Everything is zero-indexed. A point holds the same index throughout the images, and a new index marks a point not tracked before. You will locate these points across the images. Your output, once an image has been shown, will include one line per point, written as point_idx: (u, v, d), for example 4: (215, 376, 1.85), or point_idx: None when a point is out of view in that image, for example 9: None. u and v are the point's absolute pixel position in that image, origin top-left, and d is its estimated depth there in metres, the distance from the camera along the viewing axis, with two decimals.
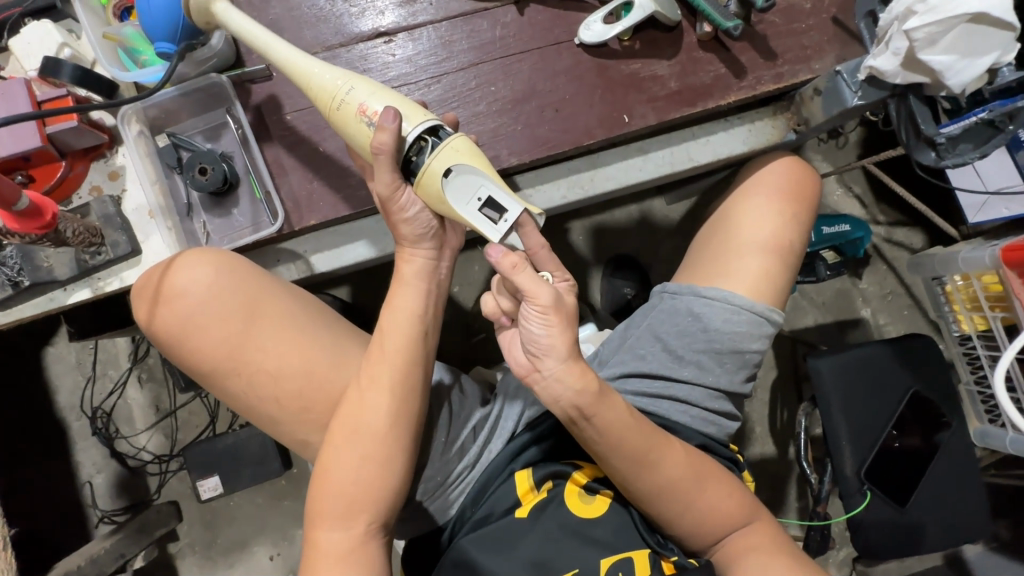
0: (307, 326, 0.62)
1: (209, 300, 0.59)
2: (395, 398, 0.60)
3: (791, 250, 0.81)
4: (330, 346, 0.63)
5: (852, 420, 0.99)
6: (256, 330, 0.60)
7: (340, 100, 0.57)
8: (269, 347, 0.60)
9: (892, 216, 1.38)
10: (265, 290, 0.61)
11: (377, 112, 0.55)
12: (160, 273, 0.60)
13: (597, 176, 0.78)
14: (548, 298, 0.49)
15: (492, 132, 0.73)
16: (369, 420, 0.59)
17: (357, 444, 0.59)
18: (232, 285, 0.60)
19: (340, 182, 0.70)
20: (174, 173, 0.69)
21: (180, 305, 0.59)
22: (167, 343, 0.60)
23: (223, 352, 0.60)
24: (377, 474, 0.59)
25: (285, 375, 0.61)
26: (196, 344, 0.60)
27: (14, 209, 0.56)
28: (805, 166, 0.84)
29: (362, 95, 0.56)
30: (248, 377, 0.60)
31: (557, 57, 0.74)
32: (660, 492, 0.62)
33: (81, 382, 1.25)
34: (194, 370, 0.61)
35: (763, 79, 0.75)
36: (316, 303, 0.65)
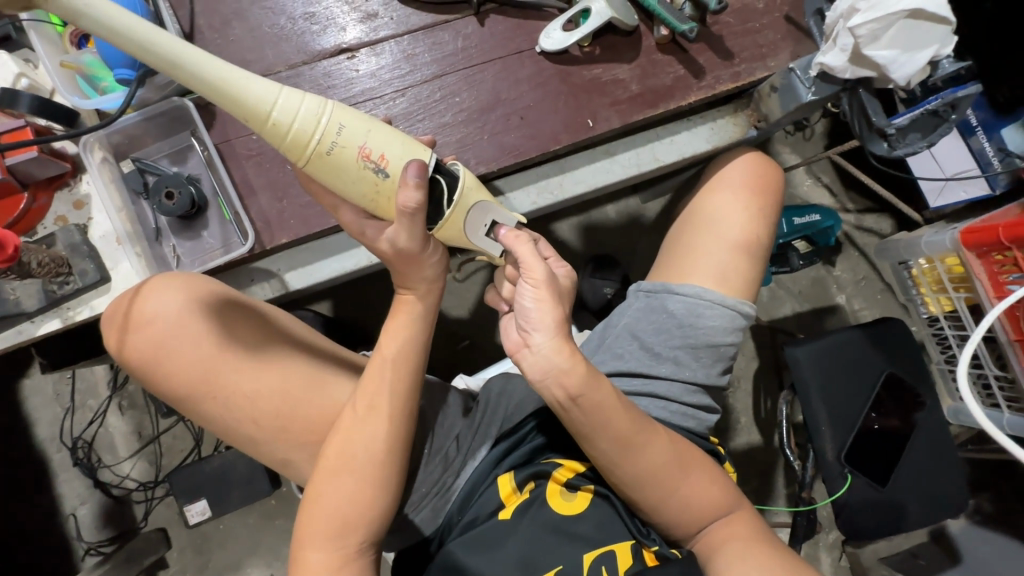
0: (284, 347, 0.63)
1: (182, 324, 0.59)
2: (380, 417, 0.60)
3: (760, 244, 0.83)
4: (309, 367, 0.63)
5: (831, 406, 1.01)
6: (230, 353, 0.60)
7: (331, 144, 0.51)
8: (245, 370, 0.60)
9: (860, 204, 1.41)
10: (240, 314, 0.62)
11: (384, 157, 0.53)
12: (129, 300, 0.60)
13: (566, 180, 0.79)
14: (541, 271, 0.54)
15: (459, 142, 0.74)
16: (353, 440, 0.59)
17: (342, 463, 0.59)
18: (206, 310, 0.60)
19: (310, 200, 0.70)
20: (141, 198, 0.69)
21: (152, 331, 0.59)
22: (139, 370, 0.60)
23: (198, 377, 0.60)
24: (366, 495, 0.59)
25: (263, 396, 0.61)
26: (169, 368, 0.59)
27: None
28: (771, 162, 0.86)
29: (357, 134, 0.52)
30: (225, 399, 0.60)
31: (520, 65, 0.75)
32: (643, 480, 0.63)
33: (60, 413, 1.23)
34: (168, 394, 0.61)
35: (721, 78, 0.77)
36: (294, 324, 0.66)
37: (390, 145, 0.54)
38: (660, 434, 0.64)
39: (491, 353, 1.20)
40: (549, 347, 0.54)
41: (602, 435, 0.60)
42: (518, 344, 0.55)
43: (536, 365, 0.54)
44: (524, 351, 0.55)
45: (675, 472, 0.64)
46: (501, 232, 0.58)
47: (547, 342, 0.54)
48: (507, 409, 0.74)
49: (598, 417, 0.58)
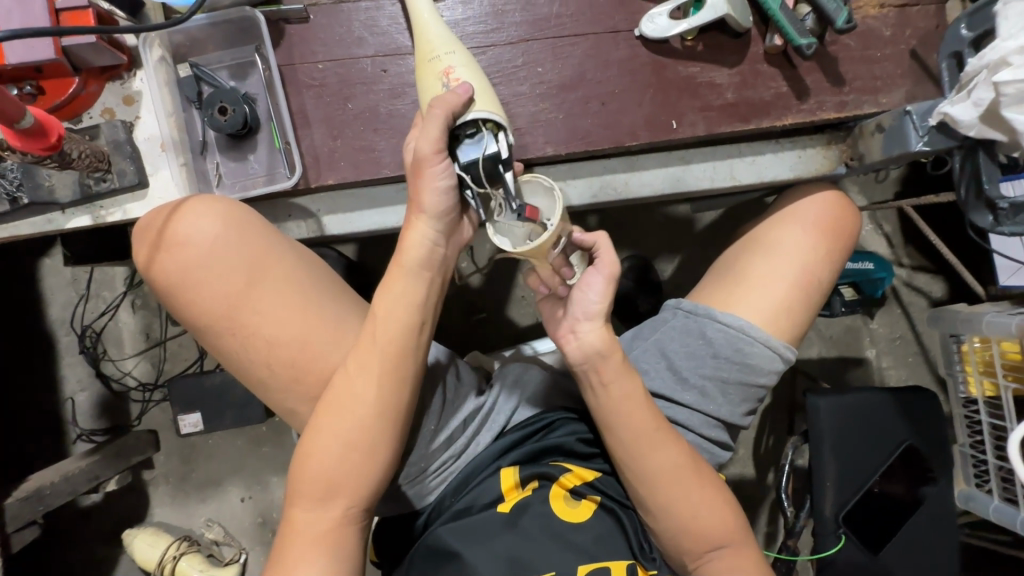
0: (312, 295, 0.60)
1: (210, 253, 0.57)
2: (383, 389, 0.57)
3: (816, 288, 0.78)
4: (333, 318, 0.61)
5: (841, 464, 0.98)
6: (256, 292, 0.58)
7: (435, 55, 0.58)
8: (266, 311, 0.58)
9: (917, 260, 1.35)
10: (269, 253, 0.59)
11: (456, 80, 0.57)
12: (165, 217, 0.58)
13: (633, 180, 0.74)
14: (621, 266, 0.61)
15: (532, 116, 0.69)
16: (356, 407, 0.57)
17: (341, 425, 0.57)
18: (235, 243, 0.58)
19: (363, 147, 0.67)
20: (192, 107, 0.65)
21: (181, 253, 0.57)
22: (164, 290, 0.58)
23: (219, 308, 0.58)
24: (359, 463, 0.57)
25: (280, 341, 0.59)
26: (193, 295, 0.58)
27: (18, 126, 0.51)
28: (851, 204, 0.80)
29: (453, 59, 0.58)
30: (243, 337, 0.59)
31: (613, 46, 0.69)
32: (641, 487, 0.65)
33: (74, 299, 1.23)
34: (189, 321, 0.59)
35: (825, 105, 0.71)
36: (324, 271, 0.63)
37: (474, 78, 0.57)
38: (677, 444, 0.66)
39: (506, 332, 1.17)
40: (590, 337, 0.62)
41: (624, 428, 0.64)
42: (563, 332, 0.64)
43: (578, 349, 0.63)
44: (570, 338, 0.63)
45: (676, 487, 0.64)
46: (578, 238, 0.61)
47: (590, 334, 0.62)
48: (521, 400, 0.73)
49: (622, 408, 0.64)
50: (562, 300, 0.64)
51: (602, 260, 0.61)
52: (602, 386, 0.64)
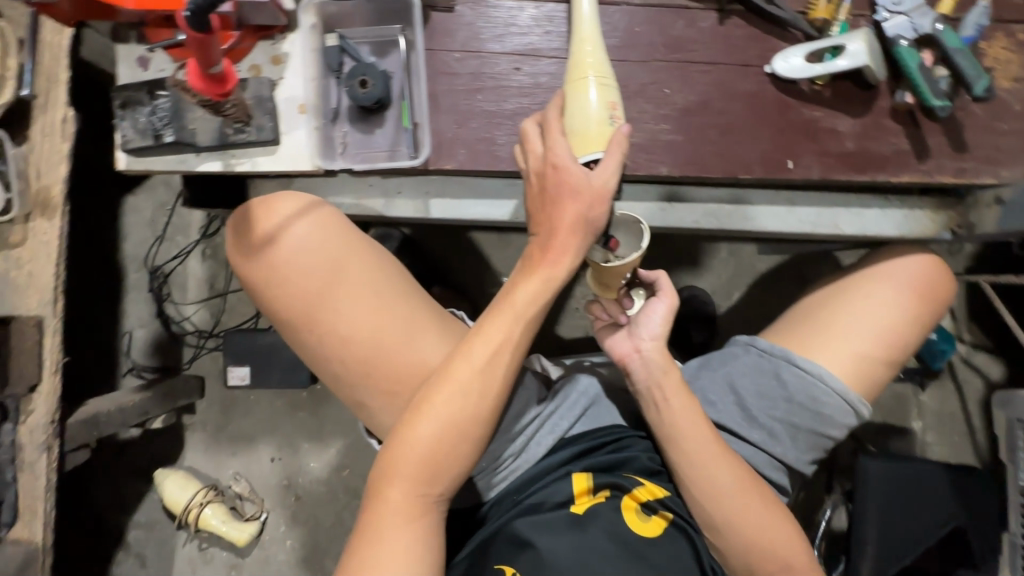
0: (388, 294, 0.66)
1: (302, 252, 0.65)
2: (479, 380, 0.60)
3: (902, 349, 0.77)
4: (408, 321, 0.66)
5: (884, 533, 0.96)
6: (338, 291, 0.65)
7: (598, 79, 0.62)
8: (346, 311, 0.65)
9: (978, 338, 1.32)
10: (354, 258, 0.66)
11: (620, 118, 0.62)
12: (265, 219, 0.66)
13: (737, 213, 0.74)
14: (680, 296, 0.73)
15: (651, 134, 0.70)
16: (454, 395, 0.60)
17: (429, 418, 0.60)
18: (326, 248, 0.65)
19: (484, 138, 0.69)
20: (332, 76, 0.67)
21: (279, 254, 0.65)
22: (258, 288, 0.66)
23: (306, 306, 0.65)
24: (452, 447, 0.60)
25: (357, 336, 0.65)
26: (282, 293, 0.65)
27: (210, 69, 0.57)
28: (946, 271, 0.79)
29: (615, 96, 0.63)
30: (324, 334, 0.65)
31: (741, 79, 0.70)
32: (707, 500, 0.68)
33: (149, 238, 1.28)
34: (276, 319, 0.66)
35: (943, 168, 0.70)
36: (403, 277, 0.69)
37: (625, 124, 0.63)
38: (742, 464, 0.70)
39: (558, 340, 1.18)
40: (654, 355, 0.72)
41: (688, 441, 0.69)
42: (630, 352, 0.74)
43: (644, 368, 0.72)
44: (635, 356, 0.73)
45: (738, 502, 0.67)
46: (643, 273, 0.74)
47: (653, 352, 0.72)
48: (584, 412, 0.74)
49: (688, 425, 0.70)
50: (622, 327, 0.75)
51: (663, 291, 0.73)
52: (664, 401, 0.71)
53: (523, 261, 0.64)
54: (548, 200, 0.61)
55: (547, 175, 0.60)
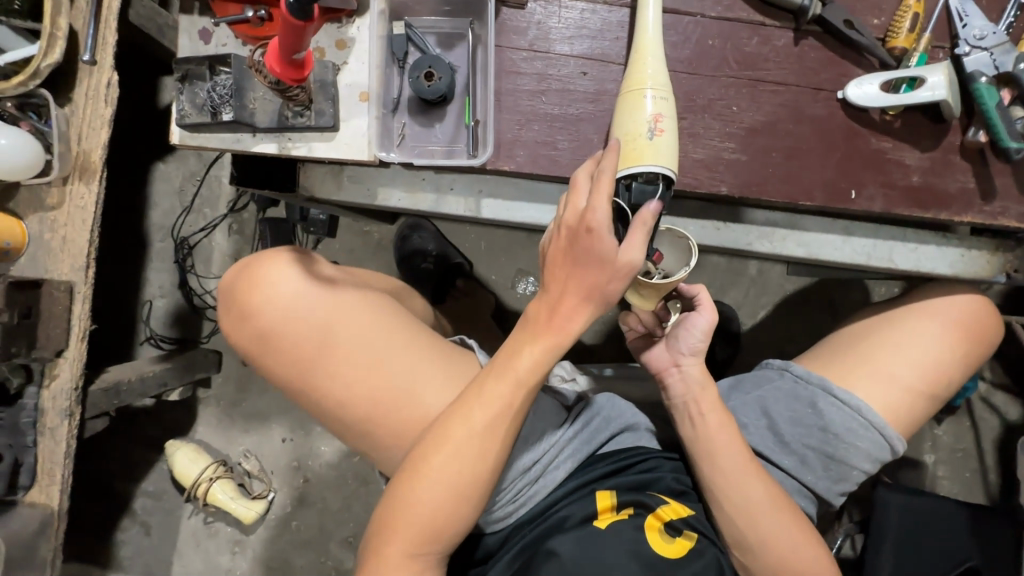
0: (384, 347, 0.65)
1: (299, 307, 0.64)
2: (477, 446, 0.58)
3: (945, 387, 0.76)
4: (399, 378, 0.64)
5: (898, 568, 0.96)
6: (333, 347, 0.64)
7: (644, 91, 0.60)
8: (337, 372, 0.64)
9: (999, 377, 1.32)
10: (345, 317, 0.64)
11: (661, 130, 0.59)
12: (263, 271, 0.65)
13: (790, 238, 0.73)
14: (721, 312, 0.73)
15: (714, 151, 0.68)
16: (450, 462, 0.58)
17: (420, 484, 0.58)
18: (317, 307, 0.64)
19: (545, 142, 0.67)
20: (396, 65, 0.66)
21: (271, 314, 0.64)
22: (258, 343, 0.65)
23: (300, 368, 0.64)
24: (449, 513, 0.58)
25: (354, 394, 0.64)
26: (281, 349, 0.64)
27: (292, 55, 0.54)
28: (994, 311, 0.77)
29: (664, 107, 0.60)
30: (322, 392, 0.65)
31: (812, 102, 0.69)
32: (741, 518, 0.67)
33: (177, 208, 1.27)
34: (276, 375, 0.66)
35: (1008, 211, 0.69)
36: (396, 329, 0.66)
37: (670, 136, 0.59)
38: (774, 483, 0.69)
39: (582, 345, 1.17)
40: (692, 371, 0.73)
41: (723, 458, 0.68)
42: (667, 365, 0.75)
43: (682, 383, 0.73)
44: (672, 371, 0.74)
45: (772, 519, 0.66)
46: (684, 287, 0.75)
47: (692, 367, 0.73)
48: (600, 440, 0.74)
49: (722, 444, 0.69)
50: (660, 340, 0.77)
51: (703, 305, 0.73)
52: (699, 415, 0.71)
53: (525, 321, 0.58)
54: (569, 267, 0.54)
55: (573, 242, 0.53)
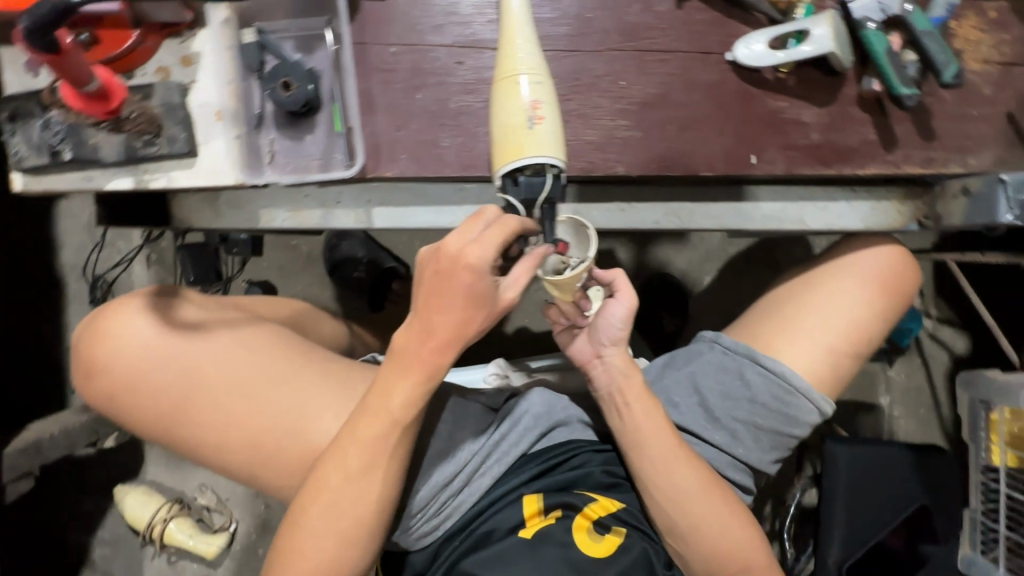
0: (256, 393, 0.61)
1: (155, 364, 0.60)
2: (361, 486, 0.58)
3: (866, 344, 0.76)
4: (273, 419, 0.61)
5: (849, 517, 0.97)
6: (200, 400, 0.60)
7: (514, 75, 0.55)
8: (203, 422, 0.61)
9: (945, 313, 1.33)
10: (205, 362, 0.61)
11: (541, 117, 0.54)
12: (113, 328, 0.61)
13: (697, 212, 0.70)
14: (639, 296, 0.70)
15: (607, 131, 0.65)
16: (335, 504, 0.58)
17: (302, 532, 0.58)
18: (171, 357, 0.60)
19: (428, 142, 0.63)
20: (252, 76, 0.61)
21: (121, 371, 0.60)
22: (117, 403, 0.61)
23: (162, 422, 0.61)
24: (343, 553, 0.59)
25: (231, 446, 0.61)
26: (144, 409, 0.61)
27: (84, 88, 0.51)
28: (910, 260, 0.77)
29: (541, 91, 0.55)
30: (196, 445, 0.62)
31: (702, 68, 0.65)
32: (673, 506, 0.68)
33: (88, 245, 1.20)
34: (145, 431, 0.63)
35: (910, 159, 0.67)
36: (264, 364, 0.62)
37: (550, 123, 0.55)
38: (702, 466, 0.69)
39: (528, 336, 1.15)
40: (615, 360, 0.71)
41: (647, 449, 0.68)
42: (590, 357, 0.73)
43: (605, 374, 0.71)
44: (596, 363, 0.72)
45: (698, 503, 0.67)
46: (598, 274, 0.70)
47: (614, 357, 0.71)
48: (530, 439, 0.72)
49: (648, 437, 0.68)
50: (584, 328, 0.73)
51: (621, 291, 0.70)
52: (625, 406, 0.69)
53: (396, 357, 0.56)
54: (443, 300, 0.53)
55: (464, 283, 0.52)
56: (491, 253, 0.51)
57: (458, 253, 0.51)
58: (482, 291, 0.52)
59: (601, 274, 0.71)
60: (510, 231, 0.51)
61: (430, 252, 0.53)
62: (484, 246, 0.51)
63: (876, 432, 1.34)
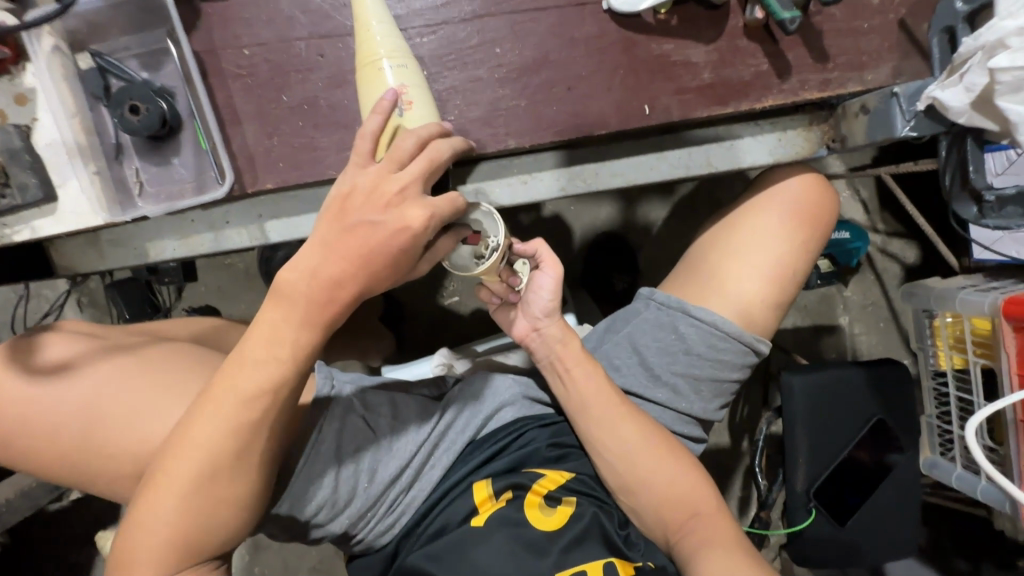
0: (153, 399, 0.61)
1: (51, 382, 0.60)
2: (228, 448, 0.53)
3: (793, 278, 0.76)
4: (164, 423, 0.59)
5: (813, 441, 0.99)
6: (96, 411, 0.60)
7: (377, 64, 0.54)
8: (93, 437, 0.60)
9: (892, 226, 1.34)
10: (88, 384, 0.60)
11: (410, 104, 0.55)
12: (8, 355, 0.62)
13: (602, 171, 0.68)
14: (564, 263, 0.67)
15: (491, 104, 0.62)
16: (194, 467, 0.52)
17: (150, 507, 0.53)
18: (55, 387, 0.60)
19: (303, 145, 0.59)
20: (100, 104, 0.57)
21: (4, 409, 0.60)
22: (3, 427, 0.60)
23: (47, 439, 0.60)
24: (203, 522, 0.54)
25: (121, 445, 0.60)
26: (34, 428, 0.60)
27: None
28: (828, 190, 0.76)
29: (405, 76, 0.55)
30: (89, 459, 0.60)
31: (579, 22, 0.62)
32: (621, 466, 0.67)
33: (13, 298, 1.15)
34: (31, 452, 0.61)
35: (808, 84, 0.65)
36: (161, 377, 0.62)
37: (424, 107, 0.56)
38: (644, 421, 0.69)
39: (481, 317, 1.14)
40: (551, 330, 0.69)
41: (590, 416, 0.68)
42: (528, 331, 0.70)
43: (543, 345, 0.70)
44: (533, 336, 0.70)
45: (642, 456, 0.67)
46: (519, 248, 0.66)
47: (550, 328, 0.69)
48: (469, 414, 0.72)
49: (591, 398, 0.68)
50: (515, 304, 0.70)
51: (545, 262, 0.67)
52: (566, 372, 0.68)
53: (281, 300, 0.52)
54: (363, 253, 0.51)
55: (392, 249, 0.51)
56: (434, 227, 0.52)
57: (401, 211, 0.51)
58: (403, 264, 0.53)
59: (521, 247, 0.66)
60: (457, 210, 0.53)
61: (362, 194, 0.51)
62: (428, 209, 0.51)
63: (839, 352, 1.35)
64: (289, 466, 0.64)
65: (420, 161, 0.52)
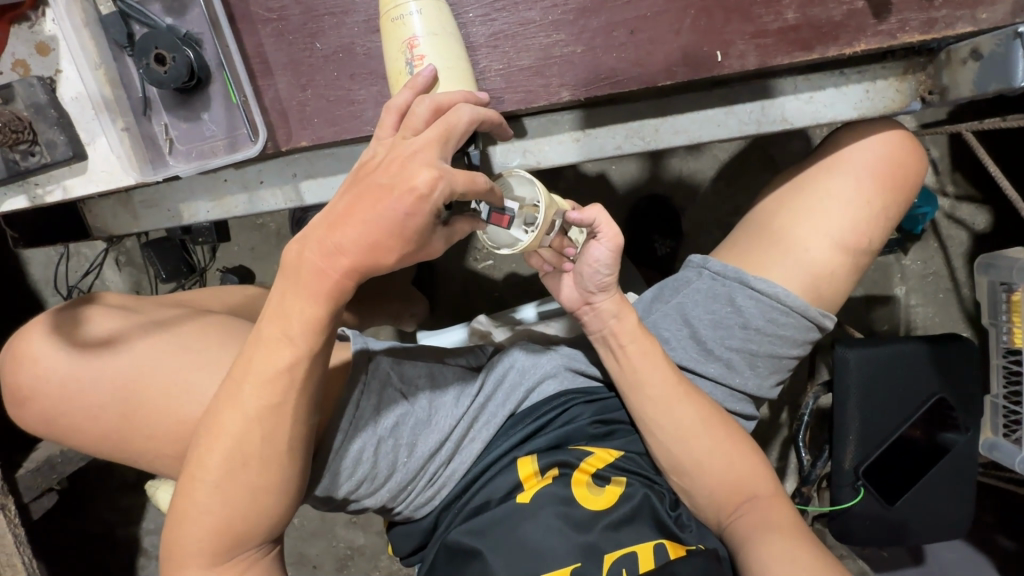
0: (183, 374, 0.60)
1: (84, 355, 0.60)
2: (264, 423, 0.52)
3: (867, 248, 0.69)
4: (198, 397, 0.59)
5: (865, 418, 0.94)
6: (128, 385, 0.59)
7: (398, 12, 0.50)
8: (126, 412, 0.59)
9: (962, 188, 1.23)
10: (119, 362, 0.60)
11: (420, 58, 0.50)
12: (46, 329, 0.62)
13: (663, 126, 0.61)
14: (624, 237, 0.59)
15: (543, 52, 0.56)
16: (238, 443, 0.52)
17: (198, 483, 0.53)
18: (89, 365, 0.60)
19: (337, 97, 0.55)
20: (125, 53, 0.53)
21: (43, 382, 0.60)
22: (43, 401, 0.61)
23: (82, 413, 0.60)
24: (249, 497, 0.54)
25: (157, 420, 0.59)
26: (69, 404, 0.60)
27: None
28: (915, 148, 0.68)
29: (419, 25, 0.49)
30: (126, 433, 0.60)
31: None
32: (674, 445, 0.64)
33: (53, 257, 1.16)
34: (67, 425, 0.61)
35: (910, 24, 0.56)
36: (191, 351, 0.61)
37: (439, 58, 0.50)
38: (697, 399, 0.66)
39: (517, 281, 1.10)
40: (606, 305, 0.64)
41: (644, 393, 0.65)
42: (579, 304, 0.65)
43: (596, 320, 0.65)
44: (586, 310, 0.65)
45: (697, 435, 0.64)
46: (574, 218, 0.57)
47: (605, 302, 0.64)
48: (507, 391, 0.69)
49: (645, 373, 0.64)
50: (566, 273, 0.64)
51: (604, 235, 0.58)
52: (621, 350, 0.65)
53: (300, 275, 0.47)
54: (357, 219, 0.43)
55: (397, 217, 0.42)
56: (443, 195, 0.43)
57: (405, 177, 0.42)
58: (416, 237, 0.44)
59: (579, 218, 0.57)
60: (476, 187, 0.45)
61: (370, 163, 0.45)
62: (432, 171, 0.42)
63: (892, 324, 1.27)
64: (327, 441, 0.62)
65: (436, 126, 0.45)
